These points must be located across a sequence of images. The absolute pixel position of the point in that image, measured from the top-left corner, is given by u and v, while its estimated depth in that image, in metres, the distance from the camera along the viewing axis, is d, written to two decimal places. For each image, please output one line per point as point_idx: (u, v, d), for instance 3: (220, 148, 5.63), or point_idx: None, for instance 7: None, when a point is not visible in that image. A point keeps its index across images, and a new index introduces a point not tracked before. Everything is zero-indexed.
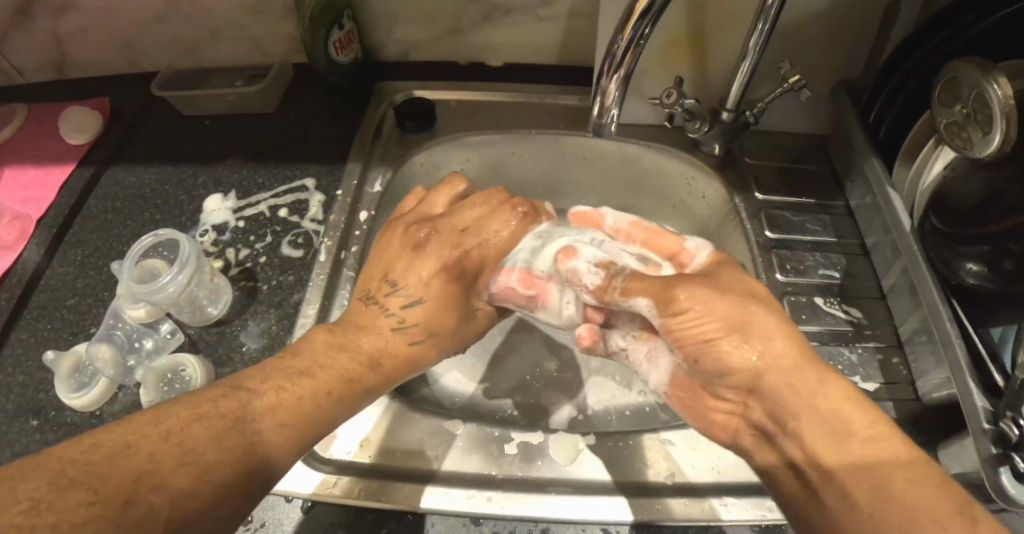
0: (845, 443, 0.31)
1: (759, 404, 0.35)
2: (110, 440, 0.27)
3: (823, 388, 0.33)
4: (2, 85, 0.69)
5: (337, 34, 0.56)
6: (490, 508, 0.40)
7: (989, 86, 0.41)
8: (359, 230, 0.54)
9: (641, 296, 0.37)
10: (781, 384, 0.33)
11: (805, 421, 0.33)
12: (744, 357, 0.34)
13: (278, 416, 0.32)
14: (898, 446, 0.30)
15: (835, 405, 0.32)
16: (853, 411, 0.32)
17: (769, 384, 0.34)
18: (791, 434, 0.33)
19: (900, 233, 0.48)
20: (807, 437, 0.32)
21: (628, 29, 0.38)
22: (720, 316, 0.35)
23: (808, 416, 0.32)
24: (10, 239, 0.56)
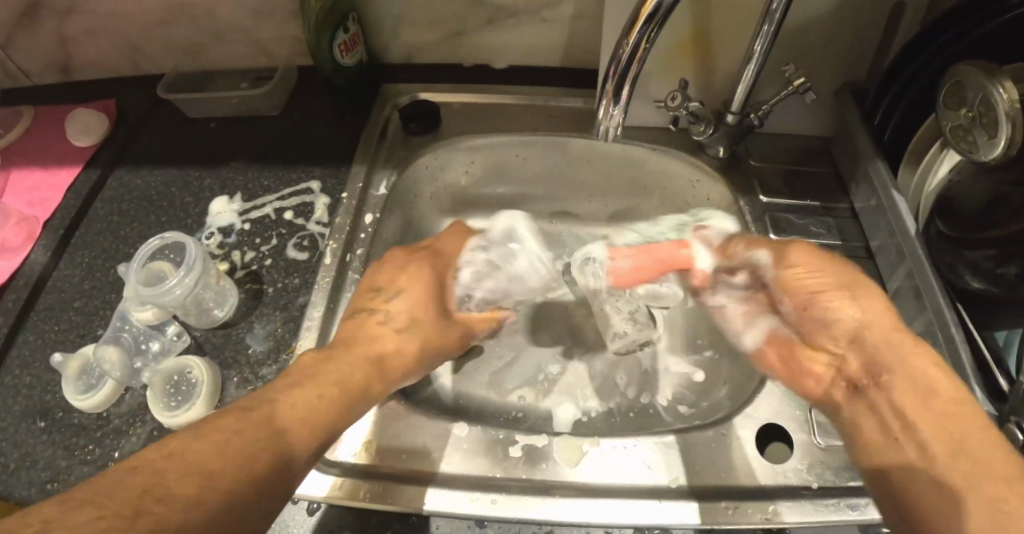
0: (931, 403, 0.33)
1: (853, 357, 0.39)
2: (147, 462, 0.26)
3: (921, 353, 0.35)
4: (8, 87, 0.69)
5: (342, 37, 0.56)
6: (494, 510, 0.40)
7: (995, 89, 0.41)
8: (364, 232, 0.54)
9: (761, 251, 0.45)
10: (879, 342, 0.37)
11: (902, 381, 0.35)
12: (855, 309, 0.39)
13: (302, 413, 0.33)
14: (975, 416, 0.31)
15: (929, 377, 0.34)
16: (938, 377, 0.34)
17: (869, 338, 0.38)
18: (883, 396, 0.36)
19: (904, 237, 0.48)
20: (891, 396, 0.35)
21: (634, 33, 0.38)
22: (835, 280, 0.40)
23: (902, 385, 0.35)
24: (17, 241, 0.56)
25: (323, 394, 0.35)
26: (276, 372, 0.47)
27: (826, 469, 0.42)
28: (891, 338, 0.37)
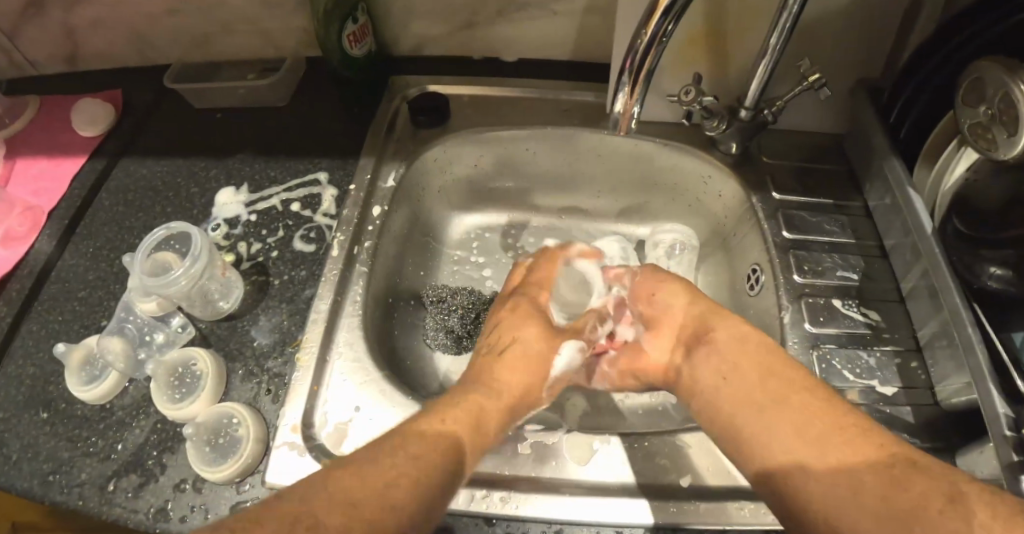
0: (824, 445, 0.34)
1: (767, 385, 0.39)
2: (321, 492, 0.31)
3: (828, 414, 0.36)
4: (14, 77, 0.69)
5: (351, 27, 0.56)
6: (503, 509, 0.40)
7: (1016, 86, 0.40)
8: (372, 224, 0.54)
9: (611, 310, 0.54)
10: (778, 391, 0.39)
11: (724, 354, 0.44)
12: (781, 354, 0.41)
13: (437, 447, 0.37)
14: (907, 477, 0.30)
15: (741, 332, 0.44)
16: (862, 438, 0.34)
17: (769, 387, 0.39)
18: (760, 377, 0.40)
19: (920, 236, 0.47)
20: (723, 356, 0.44)
21: (651, 25, 0.37)
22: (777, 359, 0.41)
23: (721, 354, 0.44)
24: (22, 231, 0.55)
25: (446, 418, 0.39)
26: (282, 365, 0.46)
27: None
28: (714, 330, 0.46)
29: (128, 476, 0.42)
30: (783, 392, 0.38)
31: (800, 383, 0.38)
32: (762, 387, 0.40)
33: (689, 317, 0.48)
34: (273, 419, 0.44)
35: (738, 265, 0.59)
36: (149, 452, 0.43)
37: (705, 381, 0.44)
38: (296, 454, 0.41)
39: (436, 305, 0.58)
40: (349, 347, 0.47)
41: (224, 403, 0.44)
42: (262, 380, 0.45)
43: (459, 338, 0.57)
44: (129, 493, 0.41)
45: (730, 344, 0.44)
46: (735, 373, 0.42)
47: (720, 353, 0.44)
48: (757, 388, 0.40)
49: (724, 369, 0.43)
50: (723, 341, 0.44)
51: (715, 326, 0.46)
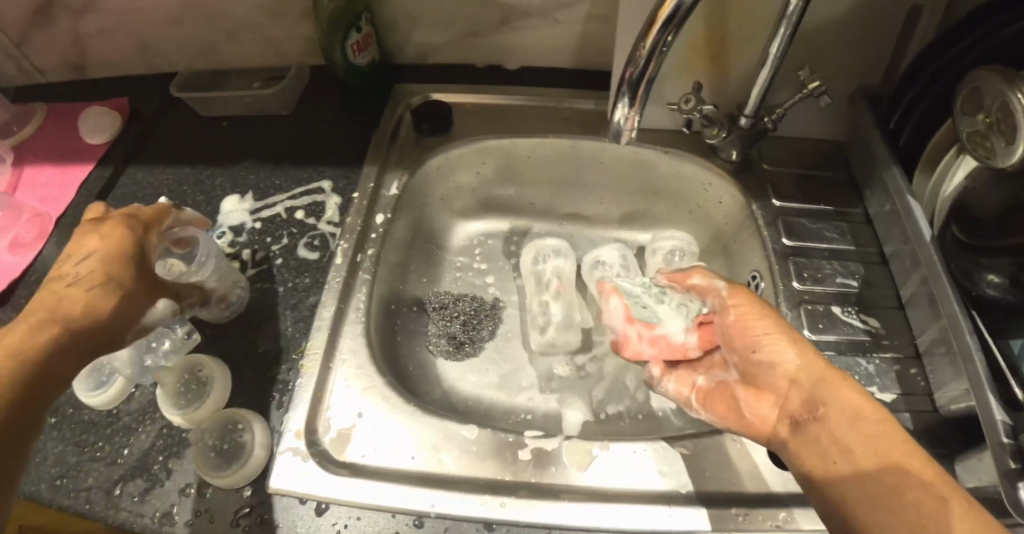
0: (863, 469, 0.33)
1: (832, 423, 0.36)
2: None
3: (888, 440, 0.34)
4: (22, 84, 0.70)
5: (355, 37, 0.56)
6: (502, 514, 0.40)
7: (1014, 95, 0.40)
8: (375, 232, 0.54)
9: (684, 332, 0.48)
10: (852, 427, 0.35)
11: (838, 436, 0.35)
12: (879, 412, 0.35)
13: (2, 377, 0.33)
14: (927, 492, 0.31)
15: (855, 405, 0.36)
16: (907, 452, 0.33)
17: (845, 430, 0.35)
18: (823, 395, 0.37)
19: (919, 243, 0.48)
20: (835, 433, 0.36)
21: (651, 36, 0.37)
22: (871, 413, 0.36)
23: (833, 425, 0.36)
24: (30, 238, 0.56)
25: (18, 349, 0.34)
26: (286, 371, 0.47)
27: None
28: (823, 392, 0.37)
29: (134, 481, 0.43)
30: (869, 448, 0.34)
31: (864, 409, 0.36)
32: (867, 447, 0.34)
33: (765, 347, 0.41)
34: (278, 424, 0.44)
35: (738, 272, 0.59)
36: (156, 457, 0.44)
37: (806, 452, 0.36)
38: (300, 460, 0.42)
39: (438, 312, 0.60)
40: (353, 354, 0.48)
41: (232, 409, 0.44)
42: (267, 387, 0.46)
43: (460, 343, 0.58)
44: (135, 497, 0.42)
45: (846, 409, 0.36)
46: (852, 452, 0.34)
47: (828, 427, 0.36)
48: (869, 456, 0.34)
49: (822, 434, 0.36)
50: (837, 410, 0.36)
51: (814, 388, 0.38)
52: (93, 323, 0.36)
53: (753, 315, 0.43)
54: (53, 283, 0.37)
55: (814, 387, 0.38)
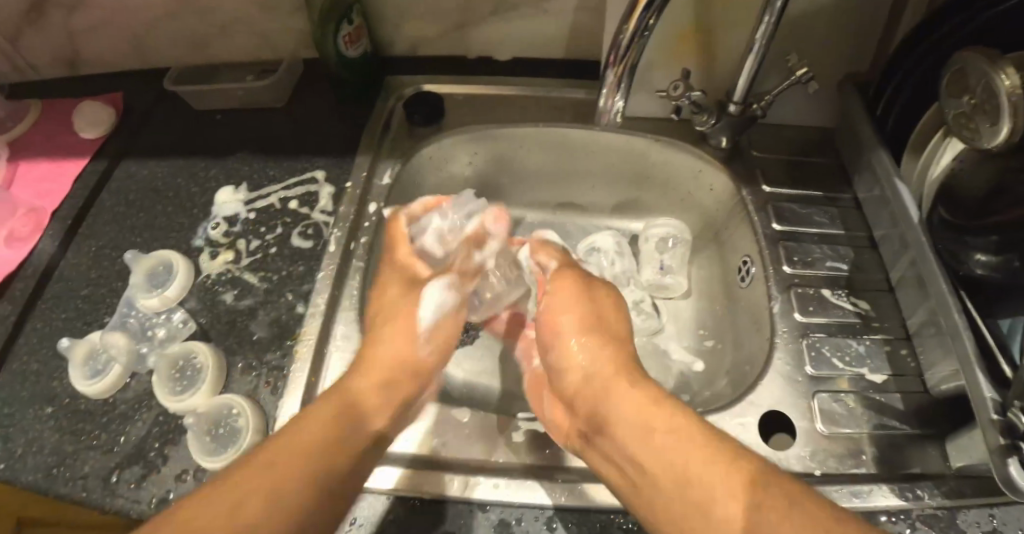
0: (686, 486, 0.35)
1: (612, 429, 0.41)
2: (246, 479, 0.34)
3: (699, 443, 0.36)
4: (17, 81, 0.70)
5: (347, 28, 0.57)
6: (496, 494, 0.40)
7: (998, 76, 0.41)
8: (368, 221, 0.55)
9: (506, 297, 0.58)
10: (635, 423, 0.40)
11: (666, 454, 0.37)
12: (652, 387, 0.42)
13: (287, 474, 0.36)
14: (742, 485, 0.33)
15: (668, 419, 0.39)
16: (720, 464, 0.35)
17: (648, 429, 0.39)
18: (626, 411, 0.41)
19: (907, 225, 0.48)
20: (624, 443, 0.40)
21: (633, 19, 0.38)
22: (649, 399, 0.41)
23: (648, 445, 0.38)
24: (26, 231, 0.57)
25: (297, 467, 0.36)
26: (280, 358, 0.47)
27: (829, 456, 0.44)
28: (652, 411, 0.40)
29: (131, 468, 0.43)
30: (688, 467, 0.36)
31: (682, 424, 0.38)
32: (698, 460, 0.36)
33: (568, 347, 0.48)
34: (272, 410, 0.44)
35: (730, 258, 0.60)
36: (152, 444, 0.44)
37: (640, 464, 0.38)
38: None
39: None
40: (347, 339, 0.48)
41: (224, 395, 0.44)
42: (261, 373, 0.46)
43: None
44: (132, 483, 0.42)
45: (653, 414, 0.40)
46: (673, 465, 0.37)
47: (619, 447, 0.40)
48: (664, 465, 0.37)
49: (633, 433, 0.40)
50: (640, 419, 0.40)
51: (622, 399, 0.42)
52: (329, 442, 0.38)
53: (564, 301, 0.50)
54: (296, 425, 0.39)
55: (645, 410, 0.40)
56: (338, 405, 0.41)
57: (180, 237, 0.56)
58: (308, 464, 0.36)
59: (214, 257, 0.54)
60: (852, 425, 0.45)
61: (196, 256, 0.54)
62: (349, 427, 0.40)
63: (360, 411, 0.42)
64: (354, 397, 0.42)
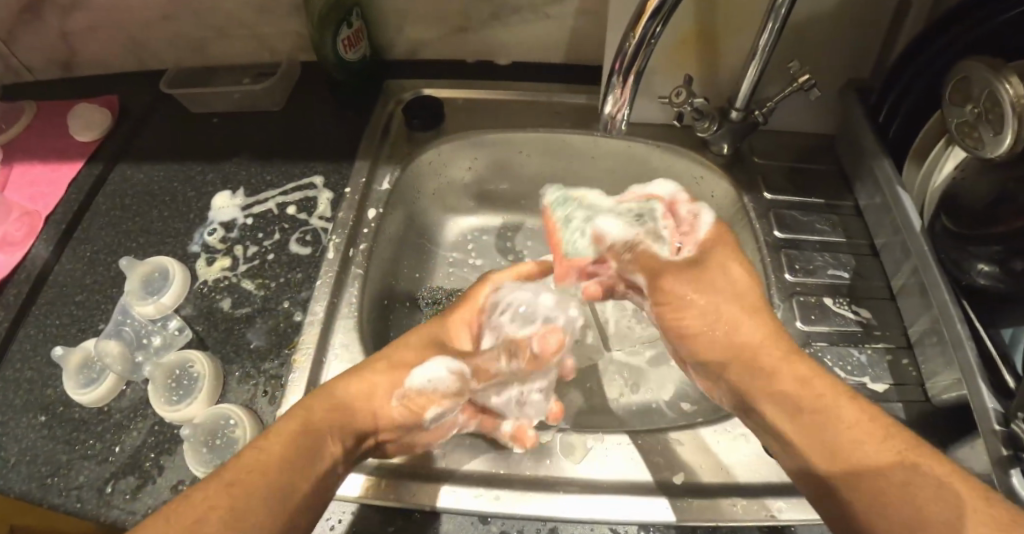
0: (825, 442, 0.34)
1: (784, 416, 0.37)
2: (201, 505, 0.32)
3: (863, 422, 0.33)
4: (11, 83, 0.69)
5: (346, 32, 0.56)
6: (497, 506, 0.40)
7: (1001, 85, 0.40)
8: (367, 227, 0.54)
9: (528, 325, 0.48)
10: (811, 419, 0.35)
11: (791, 397, 0.37)
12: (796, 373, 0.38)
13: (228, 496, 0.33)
14: (906, 445, 0.32)
15: (797, 374, 0.37)
16: (896, 443, 0.32)
17: (805, 417, 0.35)
18: (793, 385, 0.37)
19: (910, 234, 0.48)
20: (788, 420, 0.36)
21: (640, 27, 0.37)
22: (798, 379, 0.37)
23: (767, 396, 0.38)
24: (19, 236, 0.56)
25: (265, 470, 0.35)
26: (278, 366, 0.46)
27: None
28: (773, 363, 0.39)
29: (125, 479, 0.42)
30: (803, 426, 0.35)
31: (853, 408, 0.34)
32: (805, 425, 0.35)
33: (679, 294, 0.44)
34: (270, 420, 0.44)
35: None
36: (147, 454, 0.43)
37: (770, 417, 0.37)
38: None
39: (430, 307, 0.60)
40: (344, 348, 0.48)
41: (221, 404, 0.44)
42: (259, 382, 0.46)
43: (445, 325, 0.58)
44: (126, 495, 0.41)
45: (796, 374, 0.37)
46: (834, 441, 0.34)
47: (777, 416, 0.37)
48: (829, 463, 0.33)
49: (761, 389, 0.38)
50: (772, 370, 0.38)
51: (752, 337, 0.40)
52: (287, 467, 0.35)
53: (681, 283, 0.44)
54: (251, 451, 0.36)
55: (790, 358, 0.38)
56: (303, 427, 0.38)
57: (176, 242, 0.55)
58: (266, 481, 0.34)
59: (210, 264, 0.53)
60: None
61: (193, 262, 0.53)
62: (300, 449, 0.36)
63: (319, 426, 0.38)
64: (312, 425, 0.38)
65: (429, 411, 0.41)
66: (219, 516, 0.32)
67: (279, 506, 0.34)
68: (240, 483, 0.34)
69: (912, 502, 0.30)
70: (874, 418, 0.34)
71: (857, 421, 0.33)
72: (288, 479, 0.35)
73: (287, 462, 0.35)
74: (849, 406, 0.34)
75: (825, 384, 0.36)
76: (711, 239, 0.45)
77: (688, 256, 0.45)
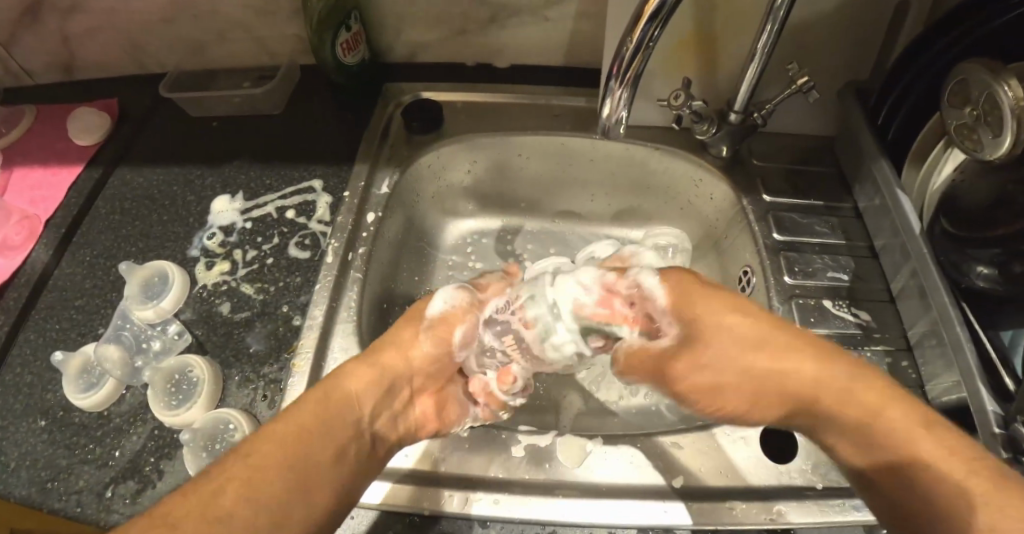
0: (885, 456, 0.34)
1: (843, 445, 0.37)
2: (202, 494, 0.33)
3: (908, 428, 0.34)
4: (11, 86, 0.69)
5: (344, 36, 0.56)
6: (497, 511, 0.40)
7: (1000, 87, 0.40)
8: (367, 231, 0.54)
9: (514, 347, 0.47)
10: (881, 438, 0.35)
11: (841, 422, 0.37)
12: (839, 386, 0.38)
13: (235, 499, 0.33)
14: (970, 462, 0.31)
15: (850, 402, 0.37)
16: (960, 446, 0.32)
17: (871, 436, 0.35)
18: (846, 404, 0.37)
19: (909, 236, 0.48)
20: (851, 445, 0.37)
21: (638, 31, 0.37)
22: (850, 407, 0.37)
23: (829, 424, 0.38)
24: (19, 240, 0.56)
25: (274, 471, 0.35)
26: (277, 371, 0.46)
27: (831, 468, 0.42)
28: (822, 398, 0.38)
29: (125, 483, 0.42)
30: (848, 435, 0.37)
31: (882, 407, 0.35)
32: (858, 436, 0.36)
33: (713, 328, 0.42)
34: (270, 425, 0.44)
35: (730, 267, 0.60)
36: (147, 459, 0.43)
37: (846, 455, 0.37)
38: None
39: None
40: (344, 352, 0.48)
41: (220, 409, 0.44)
42: (259, 386, 0.46)
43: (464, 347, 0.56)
44: (126, 499, 0.41)
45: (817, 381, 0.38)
46: (901, 457, 0.33)
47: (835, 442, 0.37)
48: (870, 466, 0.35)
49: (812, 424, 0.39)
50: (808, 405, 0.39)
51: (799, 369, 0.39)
52: (291, 471, 0.36)
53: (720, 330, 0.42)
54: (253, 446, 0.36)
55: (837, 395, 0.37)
56: (305, 424, 0.38)
57: (175, 246, 0.55)
58: (269, 484, 0.35)
59: (209, 268, 0.53)
60: None
61: (192, 266, 0.54)
62: (301, 449, 0.37)
63: (327, 433, 0.39)
64: (324, 422, 0.39)
65: (456, 332, 0.47)
66: (231, 492, 0.33)
67: (278, 505, 0.34)
68: (251, 481, 0.34)
69: (968, 515, 0.30)
70: (928, 423, 0.34)
71: (907, 425, 0.34)
72: (294, 494, 0.35)
73: (286, 466, 0.36)
74: (907, 419, 0.34)
75: (870, 395, 0.36)
76: (674, 299, 0.43)
77: (668, 332, 0.43)
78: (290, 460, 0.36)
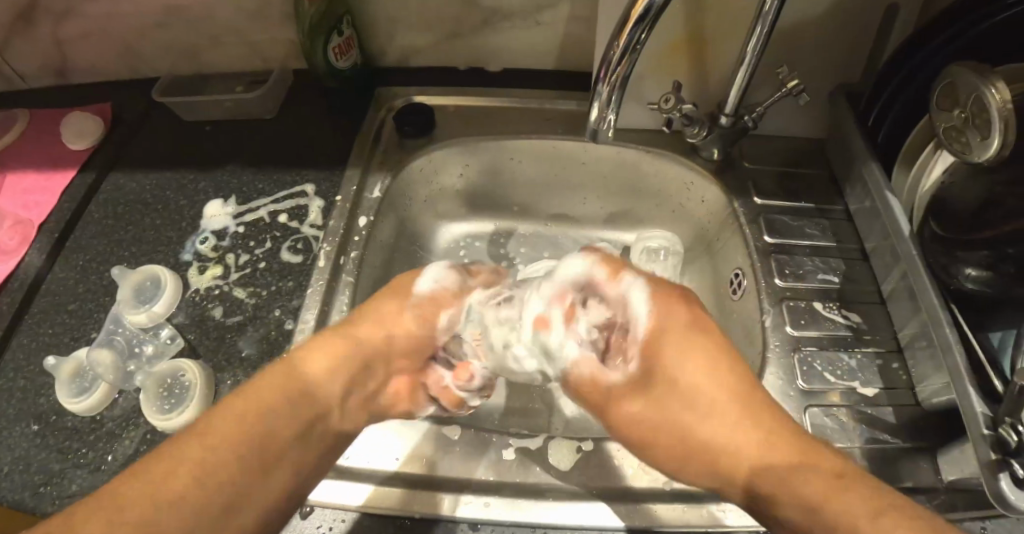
0: (773, 447, 0.38)
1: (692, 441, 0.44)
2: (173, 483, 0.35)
3: (812, 449, 0.37)
4: (5, 91, 0.70)
5: (336, 39, 0.57)
6: (488, 513, 0.40)
7: (988, 90, 0.41)
8: (359, 235, 0.54)
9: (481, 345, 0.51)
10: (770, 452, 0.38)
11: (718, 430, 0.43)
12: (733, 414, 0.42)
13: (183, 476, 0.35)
14: (858, 484, 0.33)
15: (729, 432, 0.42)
16: (858, 482, 0.33)
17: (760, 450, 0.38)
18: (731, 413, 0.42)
19: (899, 238, 0.48)
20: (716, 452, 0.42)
21: (625, 34, 0.38)
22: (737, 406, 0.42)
23: (711, 429, 0.43)
24: (12, 244, 0.56)
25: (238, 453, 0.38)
26: None
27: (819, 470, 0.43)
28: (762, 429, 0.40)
29: None
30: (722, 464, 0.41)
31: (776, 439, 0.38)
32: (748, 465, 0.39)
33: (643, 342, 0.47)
34: None
35: (722, 270, 0.60)
36: None
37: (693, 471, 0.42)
38: None
39: None
40: None
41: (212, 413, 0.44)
42: None
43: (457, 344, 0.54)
44: None
45: (731, 417, 0.42)
46: (754, 458, 0.39)
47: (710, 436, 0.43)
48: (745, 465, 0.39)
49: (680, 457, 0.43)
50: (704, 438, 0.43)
51: (713, 388, 0.44)
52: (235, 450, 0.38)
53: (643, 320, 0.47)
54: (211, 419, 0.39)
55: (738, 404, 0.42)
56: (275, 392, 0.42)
57: (168, 251, 0.55)
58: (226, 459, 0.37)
59: (202, 272, 0.53)
60: (843, 439, 0.45)
61: (185, 271, 0.54)
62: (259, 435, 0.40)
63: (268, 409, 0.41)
64: (297, 393, 0.43)
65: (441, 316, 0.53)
66: (192, 462, 0.36)
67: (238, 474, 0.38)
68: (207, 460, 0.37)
69: (826, 502, 0.33)
70: (819, 451, 0.36)
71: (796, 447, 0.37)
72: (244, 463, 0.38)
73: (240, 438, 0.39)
74: (788, 437, 0.38)
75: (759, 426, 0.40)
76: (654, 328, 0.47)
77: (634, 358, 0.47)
78: (244, 443, 0.39)
